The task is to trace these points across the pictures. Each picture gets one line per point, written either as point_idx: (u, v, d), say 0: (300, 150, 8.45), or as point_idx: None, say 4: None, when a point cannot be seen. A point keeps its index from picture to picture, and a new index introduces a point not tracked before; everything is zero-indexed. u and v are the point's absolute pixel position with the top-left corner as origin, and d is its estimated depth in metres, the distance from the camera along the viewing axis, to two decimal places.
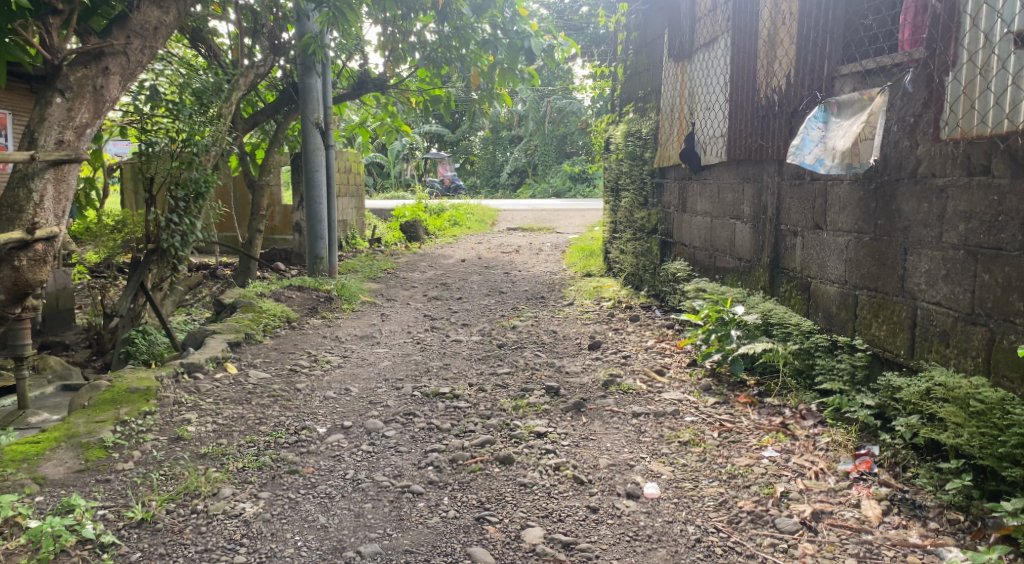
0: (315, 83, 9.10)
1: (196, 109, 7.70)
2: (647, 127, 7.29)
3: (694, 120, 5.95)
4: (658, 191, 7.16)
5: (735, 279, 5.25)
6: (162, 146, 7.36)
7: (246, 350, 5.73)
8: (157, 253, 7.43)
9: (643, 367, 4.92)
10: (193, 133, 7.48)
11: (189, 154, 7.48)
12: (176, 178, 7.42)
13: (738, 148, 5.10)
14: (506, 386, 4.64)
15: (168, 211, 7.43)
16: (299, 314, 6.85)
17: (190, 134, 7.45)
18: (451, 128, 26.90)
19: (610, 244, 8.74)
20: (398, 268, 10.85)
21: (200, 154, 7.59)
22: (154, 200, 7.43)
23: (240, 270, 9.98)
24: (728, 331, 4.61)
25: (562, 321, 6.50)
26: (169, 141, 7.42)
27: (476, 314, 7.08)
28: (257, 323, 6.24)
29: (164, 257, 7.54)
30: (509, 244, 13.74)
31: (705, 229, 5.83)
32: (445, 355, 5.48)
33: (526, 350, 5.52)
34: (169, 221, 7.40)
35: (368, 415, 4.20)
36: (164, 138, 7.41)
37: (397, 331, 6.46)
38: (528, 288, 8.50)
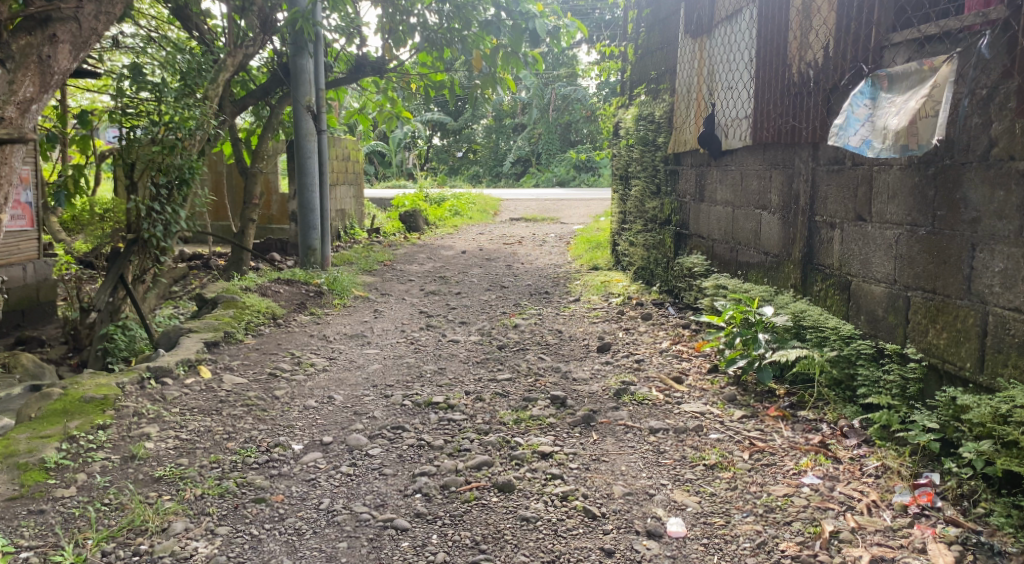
0: (307, 64, 8.61)
1: (180, 90, 7.18)
2: (661, 110, 6.79)
3: (714, 101, 5.46)
4: (671, 179, 6.66)
5: (761, 275, 4.78)
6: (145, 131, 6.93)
7: (224, 351, 5.27)
8: (139, 244, 7.01)
9: (659, 375, 4.45)
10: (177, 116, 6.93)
11: (171, 139, 6.93)
12: (158, 163, 6.91)
13: (766, 130, 4.62)
14: (507, 395, 4.17)
15: (150, 200, 6.93)
16: (285, 310, 6.39)
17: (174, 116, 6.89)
18: (454, 116, 26.35)
19: (619, 235, 8.26)
20: (396, 260, 10.37)
21: (186, 140, 7.07)
22: (134, 187, 6.97)
23: (232, 261, 9.44)
24: (756, 335, 4.15)
25: (568, 320, 6.02)
26: (152, 123, 6.90)
27: (476, 311, 6.61)
28: (238, 320, 5.77)
29: (147, 247, 7.10)
30: (512, 234, 13.25)
31: (727, 221, 5.35)
32: (441, 358, 5.01)
33: (529, 352, 5.05)
34: (151, 210, 6.93)
35: (352, 429, 3.74)
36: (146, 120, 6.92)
37: (390, 329, 6.00)
38: (531, 283, 8.04)
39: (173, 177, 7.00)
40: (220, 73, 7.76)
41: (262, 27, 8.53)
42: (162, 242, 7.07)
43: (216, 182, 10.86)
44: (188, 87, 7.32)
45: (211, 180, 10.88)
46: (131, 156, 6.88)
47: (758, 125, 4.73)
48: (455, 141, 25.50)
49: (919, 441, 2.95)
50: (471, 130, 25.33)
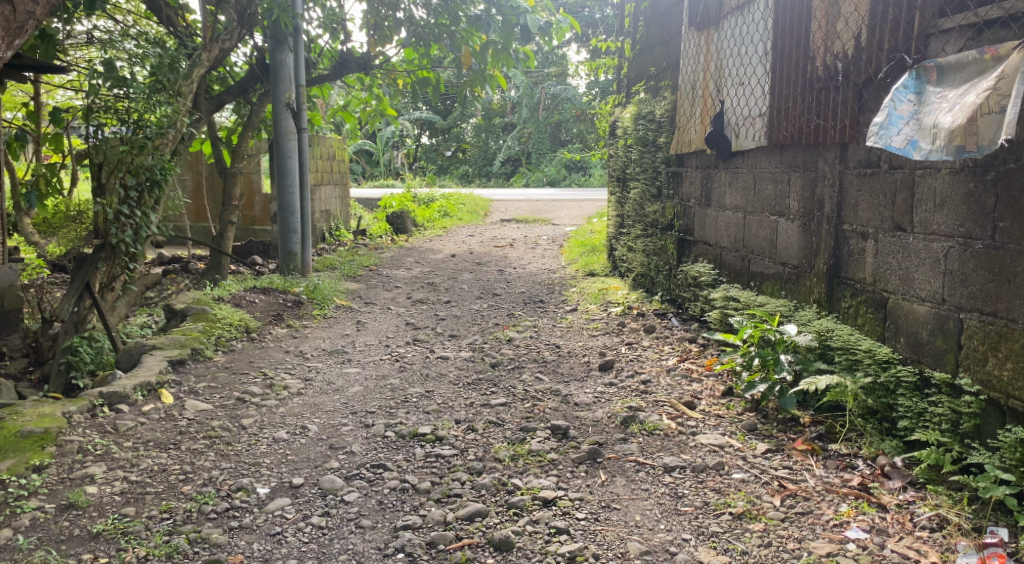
0: (287, 59, 8.14)
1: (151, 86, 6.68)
2: (663, 108, 6.38)
3: (723, 99, 5.05)
4: (674, 181, 6.25)
5: (777, 288, 4.38)
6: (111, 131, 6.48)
7: (190, 369, 4.83)
8: (108, 249, 6.50)
9: (669, 399, 4.04)
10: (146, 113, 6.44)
11: (141, 139, 6.50)
12: (126, 164, 6.45)
13: (784, 129, 4.21)
14: (503, 423, 3.75)
15: (119, 203, 6.46)
16: (260, 323, 5.96)
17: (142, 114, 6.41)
18: (443, 114, 25.89)
19: (615, 240, 7.86)
20: (382, 264, 9.93)
21: (158, 139, 6.63)
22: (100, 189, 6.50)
23: (211, 265, 8.93)
24: (778, 356, 3.74)
25: (566, 333, 5.60)
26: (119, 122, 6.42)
27: (467, 322, 6.18)
28: (207, 336, 5.34)
29: (115, 253, 6.57)
30: (502, 237, 12.85)
31: (737, 228, 4.95)
32: (429, 379, 4.57)
33: (525, 371, 4.63)
34: (120, 214, 6.44)
35: (327, 467, 3.31)
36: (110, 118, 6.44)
37: (373, 344, 5.56)
38: (524, 290, 7.62)
39: (143, 179, 6.55)
40: (195, 69, 7.30)
41: (239, 19, 8.02)
42: (131, 248, 6.57)
43: (197, 183, 10.39)
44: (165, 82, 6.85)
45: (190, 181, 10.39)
46: (97, 156, 6.42)
47: (775, 123, 4.31)
48: (444, 141, 25.04)
49: (992, 494, 2.58)
50: (460, 130, 24.95)
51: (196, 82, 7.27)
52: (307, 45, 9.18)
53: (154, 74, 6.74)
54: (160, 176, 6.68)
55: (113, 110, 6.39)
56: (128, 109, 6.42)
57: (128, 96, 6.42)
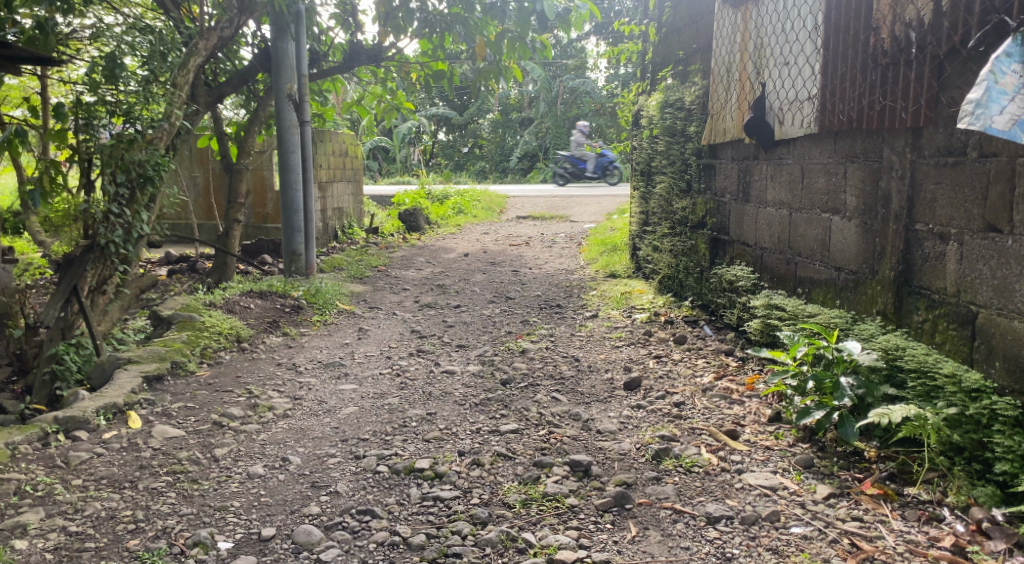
0: (288, 46, 7.61)
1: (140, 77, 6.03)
2: (694, 95, 5.82)
3: (764, 82, 4.47)
4: (705, 175, 5.68)
5: (831, 296, 3.82)
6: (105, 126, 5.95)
7: (168, 386, 4.36)
8: (95, 249, 5.89)
9: (707, 426, 3.50)
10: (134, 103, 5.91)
11: (131, 133, 5.98)
12: (117, 157, 5.90)
13: (840, 113, 3.63)
14: (514, 456, 3.21)
15: (109, 202, 5.90)
16: (253, 331, 5.49)
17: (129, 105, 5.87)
18: (459, 110, 25.41)
19: (640, 239, 7.32)
20: (391, 265, 9.42)
21: (150, 133, 6.09)
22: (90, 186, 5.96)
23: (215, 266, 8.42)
24: (837, 378, 3.19)
25: (587, 343, 5.07)
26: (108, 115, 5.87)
27: (478, 330, 5.66)
28: (192, 347, 4.88)
29: (106, 253, 5.97)
30: (519, 234, 12.32)
31: (782, 227, 4.38)
32: (433, 398, 4.06)
33: (540, 389, 4.10)
34: (109, 213, 5.89)
35: (305, 512, 2.82)
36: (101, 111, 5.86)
37: (374, 354, 5.06)
38: (541, 293, 7.09)
39: (135, 175, 5.99)
40: (191, 57, 6.65)
41: (238, 6, 7.43)
42: (120, 250, 6.00)
43: (206, 180, 9.90)
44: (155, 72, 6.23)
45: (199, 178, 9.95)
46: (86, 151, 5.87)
47: (829, 107, 3.73)
48: (461, 136, 24.56)
49: None
50: (477, 125, 24.47)
51: (193, 72, 6.58)
52: (318, 38, 8.72)
53: (143, 63, 6.15)
54: (154, 172, 6.10)
55: (100, 100, 5.80)
56: (113, 100, 5.87)
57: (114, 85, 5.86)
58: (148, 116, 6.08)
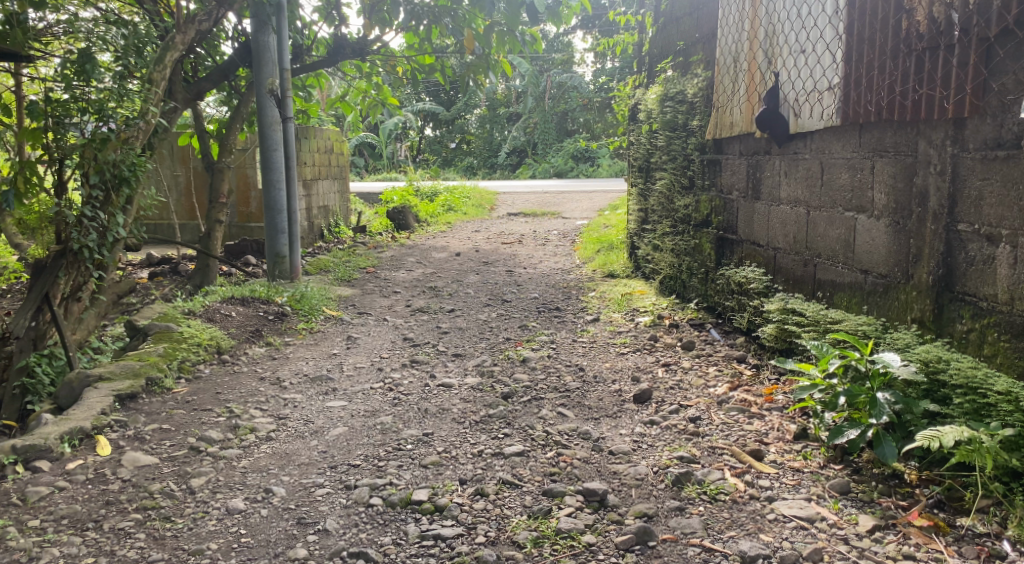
0: (269, 40, 7.25)
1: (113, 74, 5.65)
2: (697, 87, 5.53)
3: (777, 71, 4.18)
4: (709, 170, 5.40)
5: (856, 302, 3.55)
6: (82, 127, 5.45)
7: (142, 405, 4.05)
8: (68, 253, 5.52)
9: (727, 444, 3.23)
10: (107, 100, 5.49)
11: (103, 132, 5.50)
12: (90, 158, 5.45)
13: (867, 104, 3.35)
14: (520, 484, 2.93)
15: (83, 205, 5.52)
16: (234, 341, 5.18)
17: (101, 101, 5.46)
18: (446, 105, 25.06)
19: (639, 238, 7.06)
20: (380, 266, 9.11)
21: (125, 132, 5.67)
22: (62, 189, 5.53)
23: (198, 269, 8.07)
24: (873, 394, 2.92)
25: (590, 350, 4.79)
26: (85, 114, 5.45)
27: (474, 337, 5.38)
28: (168, 361, 4.57)
29: (79, 259, 5.60)
30: (510, 232, 12.04)
31: (797, 226, 4.10)
32: (428, 416, 3.77)
33: (544, 404, 3.82)
34: (82, 217, 5.50)
35: (292, 557, 2.54)
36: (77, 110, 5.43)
37: (364, 366, 4.77)
38: (537, 295, 6.81)
39: (109, 176, 5.57)
40: (168, 51, 6.24)
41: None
42: (94, 255, 5.62)
43: (188, 180, 9.54)
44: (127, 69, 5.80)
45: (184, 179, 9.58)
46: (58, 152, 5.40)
47: (855, 98, 3.45)
48: (448, 132, 24.23)
49: None
50: (464, 120, 24.14)
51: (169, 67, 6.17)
52: (301, 32, 8.36)
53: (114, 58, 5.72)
54: (128, 172, 5.68)
55: (69, 96, 5.38)
56: (84, 97, 5.42)
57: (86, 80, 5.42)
58: (121, 114, 5.62)
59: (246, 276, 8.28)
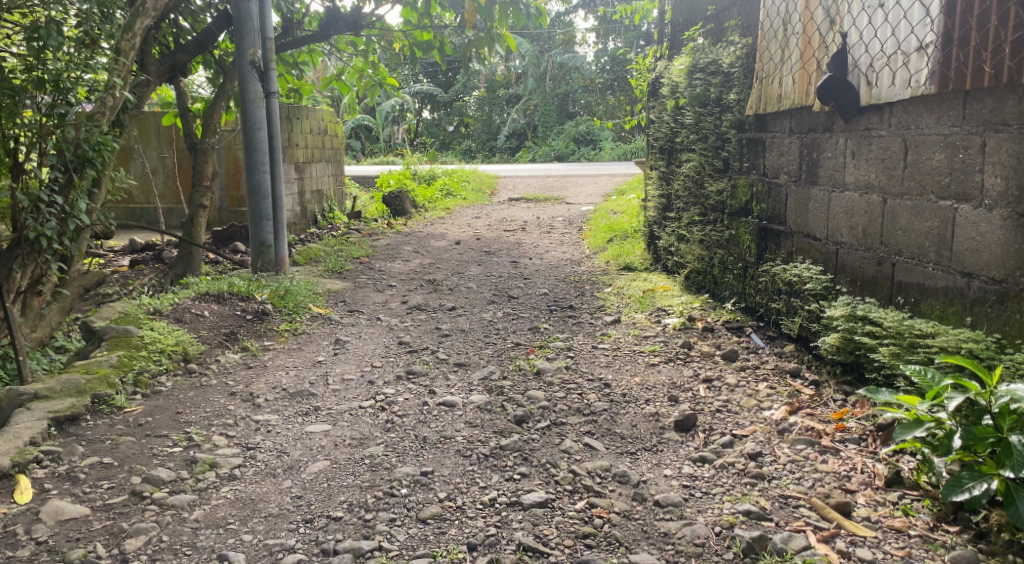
0: (250, 6, 6.45)
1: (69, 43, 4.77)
2: (735, 56, 4.88)
3: (845, 32, 3.49)
4: (751, 151, 4.72)
5: (954, 311, 2.89)
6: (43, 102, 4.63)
7: (84, 429, 3.41)
8: (24, 243, 4.74)
9: (803, 492, 2.59)
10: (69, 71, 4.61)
11: (63, 106, 4.68)
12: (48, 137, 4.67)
13: (985, 67, 2.68)
14: (546, 553, 2.31)
15: (40, 189, 4.71)
16: (205, 347, 4.54)
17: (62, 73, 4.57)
18: (444, 87, 24.31)
19: (660, 227, 6.41)
20: (374, 255, 8.42)
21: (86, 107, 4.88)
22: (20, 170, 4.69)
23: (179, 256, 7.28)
24: (1003, 437, 2.25)
25: (614, 360, 4.13)
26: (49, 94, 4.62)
27: (479, 342, 4.73)
28: (123, 374, 3.92)
29: (36, 251, 4.83)
30: (513, 219, 11.37)
31: (867, 217, 3.43)
32: (429, 446, 3.13)
33: (567, 432, 3.16)
34: (38, 202, 4.69)
35: None
36: (43, 89, 4.56)
37: (354, 378, 4.12)
38: (548, 291, 6.16)
39: (70, 157, 4.78)
40: (138, 18, 5.26)
41: None
42: (54, 244, 4.85)
43: (175, 162, 8.76)
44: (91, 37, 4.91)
45: (172, 161, 8.77)
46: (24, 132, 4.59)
47: (962, 59, 2.77)
48: (446, 115, 23.53)
49: None
50: (463, 103, 23.39)
51: (140, 35, 5.23)
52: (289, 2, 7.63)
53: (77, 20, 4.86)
54: (90, 153, 4.88)
55: (27, 67, 4.53)
56: (45, 70, 4.55)
57: (48, 51, 4.56)
58: (87, 88, 4.83)
59: (233, 266, 7.60)
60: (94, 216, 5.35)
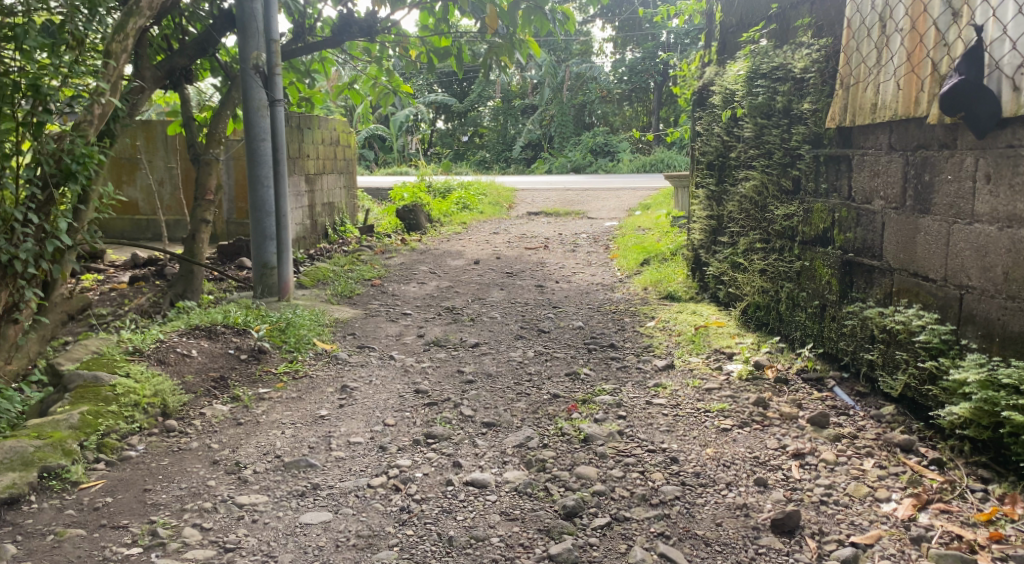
0: (255, 4, 5.75)
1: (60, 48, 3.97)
2: (810, 60, 4.16)
3: (980, 25, 2.80)
4: (833, 169, 4.01)
5: None
6: (29, 106, 3.86)
7: (25, 514, 2.77)
8: None
9: None
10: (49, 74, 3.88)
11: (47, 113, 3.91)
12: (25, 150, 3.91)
13: None
14: None
15: (15, 207, 3.86)
16: (189, 397, 3.87)
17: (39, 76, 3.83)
18: (459, 97, 23.69)
19: (708, 251, 5.70)
20: (387, 277, 7.74)
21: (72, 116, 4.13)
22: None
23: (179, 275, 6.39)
24: None
25: (675, 422, 3.43)
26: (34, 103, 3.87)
27: (509, 391, 4.04)
28: (84, 435, 3.27)
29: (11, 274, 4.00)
30: (533, 235, 10.68)
31: (1011, 256, 2.80)
32: (456, 552, 2.48)
33: (634, 535, 2.52)
34: (13, 221, 3.87)
35: None
36: (26, 94, 3.83)
37: (361, 439, 3.43)
38: (582, 323, 5.47)
39: (50, 170, 4.00)
40: (131, 18, 4.45)
41: None
42: (30, 269, 4.04)
43: (184, 174, 8.07)
44: (75, 39, 4.09)
45: (181, 172, 8.08)
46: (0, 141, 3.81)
47: None
48: (460, 125, 22.93)
49: None
50: (478, 113, 22.75)
51: (133, 36, 4.42)
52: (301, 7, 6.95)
53: (62, 19, 4.07)
54: (73, 166, 4.07)
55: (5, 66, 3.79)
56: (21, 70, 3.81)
57: (30, 53, 3.82)
58: (70, 90, 4.06)
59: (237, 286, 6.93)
60: (79, 239, 4.47)
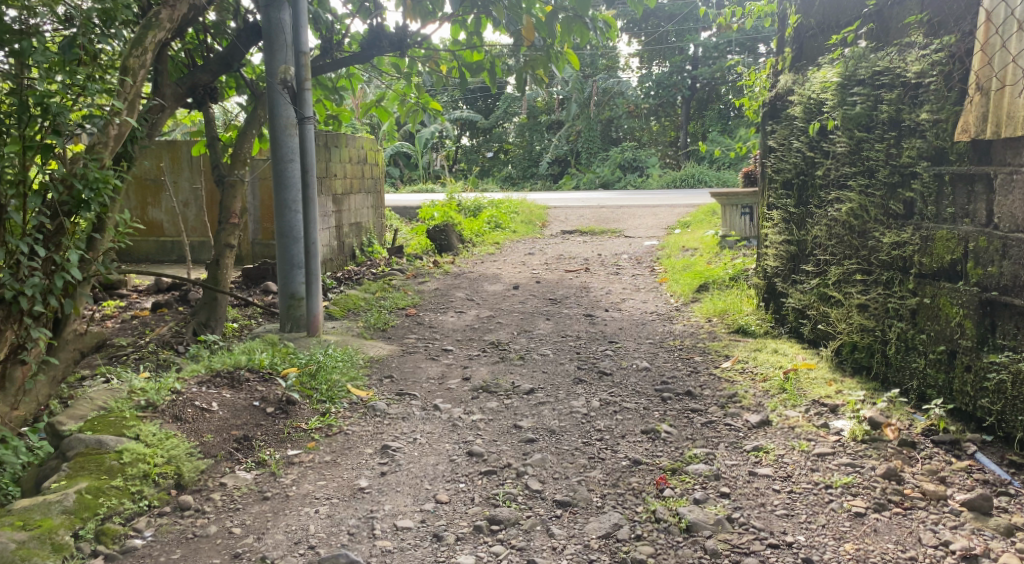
0: (283, 15, 5.26)
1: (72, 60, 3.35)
2: (928, 62, 3.56)
3: None
4: (964, 188, 3.41)
5: None
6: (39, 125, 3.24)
7: None
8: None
9: None
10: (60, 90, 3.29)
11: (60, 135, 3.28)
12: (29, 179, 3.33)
13: None
14: None
15: (21, 237, 3.31)
16: (206, 462, 3.31)
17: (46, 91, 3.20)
18: (485, 113, 23.23)
19: (786, 279, 5.06)
20: (422, 305, 7.17)
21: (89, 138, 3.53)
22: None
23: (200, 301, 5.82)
24: None
25: (793, 502, 2.83)
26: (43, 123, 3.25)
27: (579, 452, 3.44)
28: (80, 522, 2.78)
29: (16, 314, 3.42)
30: (571, 257, 10.06)
31: None
32: None
33: None
34: (18, 253, 3.31)
35: None
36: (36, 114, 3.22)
37: (411, 522, 2.86)
38: (644, 363, 4.84)
39: (60, 198, 3.42)
40: (150, 31, 3.95)
41: None
42: (38, 307, 3.43)
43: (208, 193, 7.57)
44: (90, 54, 3.49)
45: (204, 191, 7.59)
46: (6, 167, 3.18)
47: None
48: (485, 141, 22.44)
49: None
50: (503, 129, 22.26)
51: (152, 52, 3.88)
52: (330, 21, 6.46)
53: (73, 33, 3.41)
54: (84, 193, 3.47)
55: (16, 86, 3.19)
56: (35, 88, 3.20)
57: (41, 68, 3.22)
58: (84, 111, 3.44)
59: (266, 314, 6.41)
60: (93, 273, 3.83)
